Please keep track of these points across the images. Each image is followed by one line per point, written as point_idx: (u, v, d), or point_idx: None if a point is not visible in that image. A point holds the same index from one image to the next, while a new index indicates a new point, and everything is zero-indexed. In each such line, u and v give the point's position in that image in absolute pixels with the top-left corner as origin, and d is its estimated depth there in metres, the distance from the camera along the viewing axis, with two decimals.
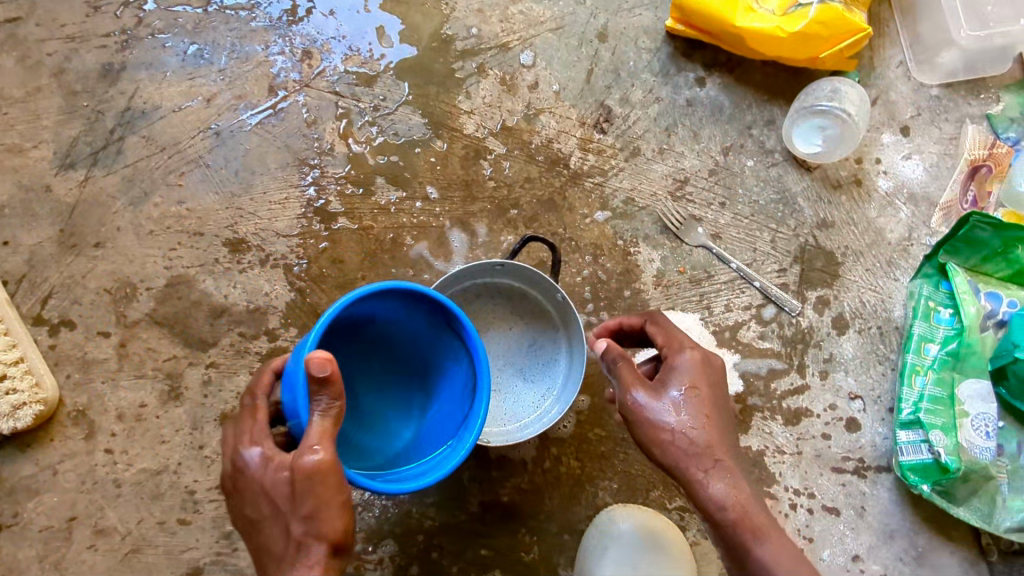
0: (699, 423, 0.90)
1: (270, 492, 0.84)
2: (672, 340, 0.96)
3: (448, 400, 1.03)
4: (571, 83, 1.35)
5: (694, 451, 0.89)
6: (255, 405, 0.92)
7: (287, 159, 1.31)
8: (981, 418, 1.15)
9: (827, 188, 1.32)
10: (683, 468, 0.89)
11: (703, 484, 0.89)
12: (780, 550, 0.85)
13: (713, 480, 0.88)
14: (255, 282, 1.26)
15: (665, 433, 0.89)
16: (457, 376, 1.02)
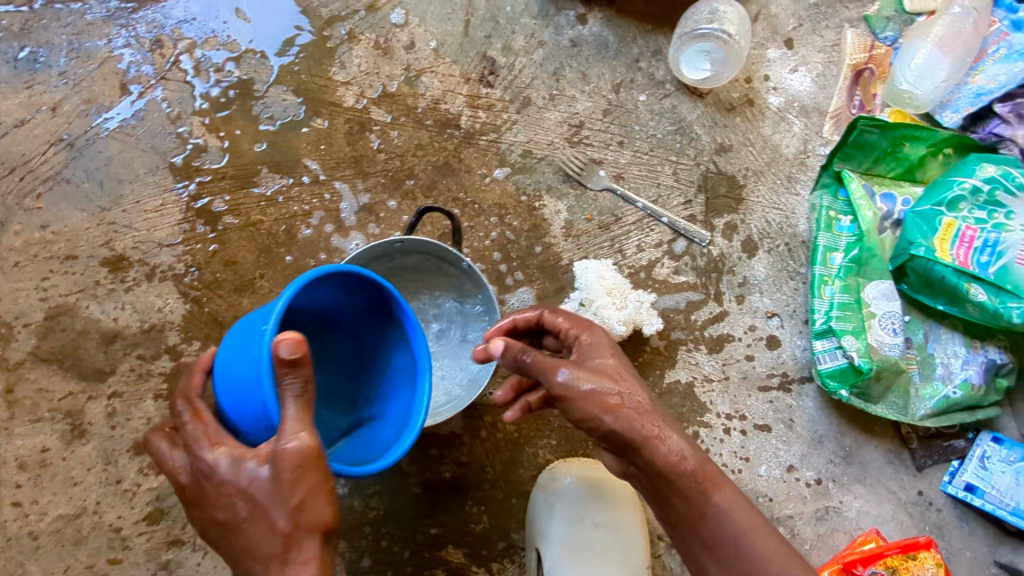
0: (632, 387, 0.89)
1: (250, 492, 0.75)
2: (579, 323, 0.96)
3: (399, 387, 0.94)
4: (448, 38, 1.28)
5: (638, 412, 0.87)
6: (198, 410, 0.83)
7: (156, 162, 1.21)
8: (888, 316, 1.19)
9: (721, 113, 1.31)
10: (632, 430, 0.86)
11: (652, 447, 0.86)
12: (735, 499, 0.87)
13: (668, 436, 0.87)
14: (145, 299, 1.18)
15: (612, 401, 0.86)
16: (401, 359, 0.94)
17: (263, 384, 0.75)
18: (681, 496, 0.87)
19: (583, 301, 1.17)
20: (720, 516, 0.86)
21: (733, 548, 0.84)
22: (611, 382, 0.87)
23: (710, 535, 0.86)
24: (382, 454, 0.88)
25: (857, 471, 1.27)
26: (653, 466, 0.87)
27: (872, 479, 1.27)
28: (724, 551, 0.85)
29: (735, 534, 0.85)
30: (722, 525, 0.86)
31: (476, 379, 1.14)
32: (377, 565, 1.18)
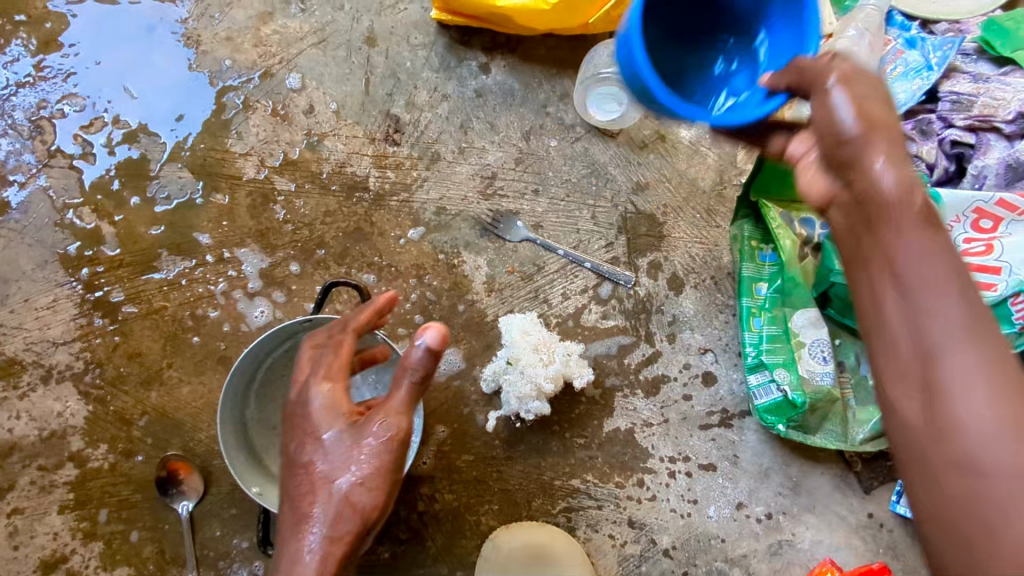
0: (903, 180, 0.66)
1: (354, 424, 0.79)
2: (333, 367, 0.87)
3: (778, 22, 0.85)
4: (349, 98, 1.24)
5: (908, 175, 0.66)
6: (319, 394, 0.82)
7: (44, 256, 1.14)
8: (817, 344, 1.17)
9: (634, 151, 1.29)
10: (860, 169, 0.67)
11: (890, 199, 0.65)
12: (968, 301, 0.58)
13: (901, 169, 0.66)
14: (43, 404, 1.10)
15: (877, 114, 0.68)
16: (719, 66, 0.92)
17: (644, 59, 0.82)
18: (933, 297, 0.59)
19: (510, 359, 1.13)
20: (926, 311, 0.59)
21: (934, 386, 0.57)
22: (879, 122, 0.68)
23: (941, 442, 0.56)
24: (705, 117, 0.82)
25: (807, 500, 1.25)
26: (867, 275, 0.65)
27: (822, 507, 1.25)
28: (953, 431, 0.55)
29: (939, 326, 0.58)
30: (919, 257, 0.61)
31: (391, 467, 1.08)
32: None
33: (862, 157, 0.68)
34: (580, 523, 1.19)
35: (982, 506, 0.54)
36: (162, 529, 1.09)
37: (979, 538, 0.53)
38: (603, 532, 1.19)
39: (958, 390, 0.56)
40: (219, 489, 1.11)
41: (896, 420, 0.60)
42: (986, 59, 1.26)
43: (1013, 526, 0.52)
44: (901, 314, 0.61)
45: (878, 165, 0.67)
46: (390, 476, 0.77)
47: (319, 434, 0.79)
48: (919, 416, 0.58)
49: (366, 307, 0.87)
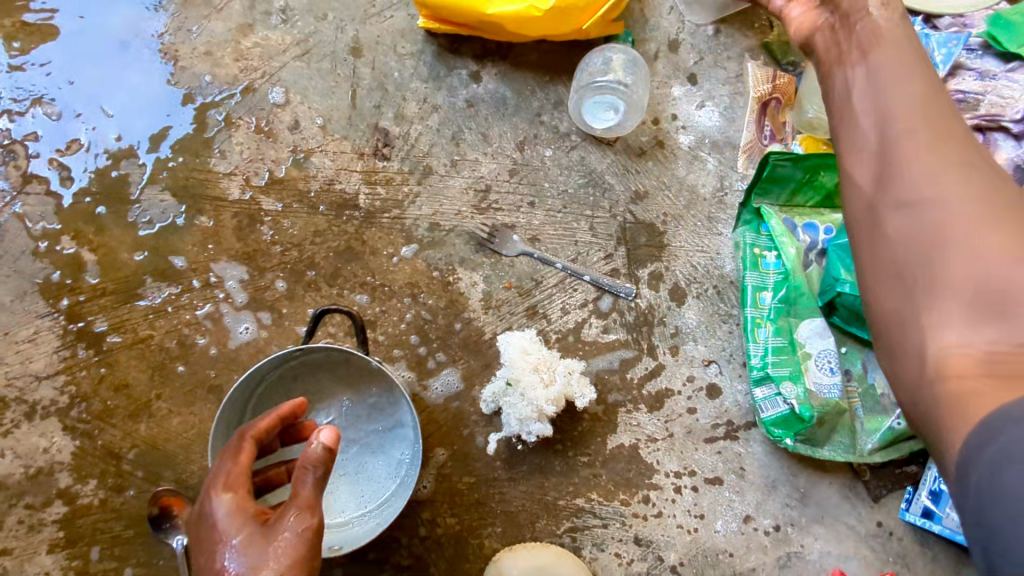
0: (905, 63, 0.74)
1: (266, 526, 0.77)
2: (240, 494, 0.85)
3: None
4: (335, 112, 1.20)
5: (927, 90, 0.71)
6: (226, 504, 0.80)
7: (24, 286, 1.09)
8: (823, 355, 1.15)
9: (631, 158, 1.26)
10: (852, 108, 0.75)
11: (891, 104, 0.72)
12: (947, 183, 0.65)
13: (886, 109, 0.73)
14: (28, 440, 1.06)
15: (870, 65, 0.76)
16: None
17: None
18: (926, 162, 0.66)
19: (509, 380, 1.09)
20: (907, 176, 0.67)
21: (905, 258, 0.65)
22: (903, 67, 0.74)
23: (914, 294, 0.64)
24: None
25: (815, 511, 1.22)
26: (861, 163, 0.72)
27: (831, 517, 1.22)
28: (915, 293, 0.64)
29: (909, 196, 0.66)
30: (900, 134, 0.69)
31: (390, 497, 1.06)
32: None
33: (860, 99, 0.75)
34: (586, 543, 1.16)
35: (925, 333, 0.62)
36: (157, 565, 1.06)
37: (917, 363, 0.62)
38: (610, 551, 1.16)
39: (913, 259, 0.64)
40: None
41: (883, 278, 0.67)
42: (992, 55, 1.21)
43: (981, 329, 0.59)
44: (911, 151, 0.68)
45: (869, 107, 0.73)
46: (307, 565, 0.75)
47: (227, 541, 0.76)
48: (883, 288, 0.67)
49: (267, 417, 0.87)
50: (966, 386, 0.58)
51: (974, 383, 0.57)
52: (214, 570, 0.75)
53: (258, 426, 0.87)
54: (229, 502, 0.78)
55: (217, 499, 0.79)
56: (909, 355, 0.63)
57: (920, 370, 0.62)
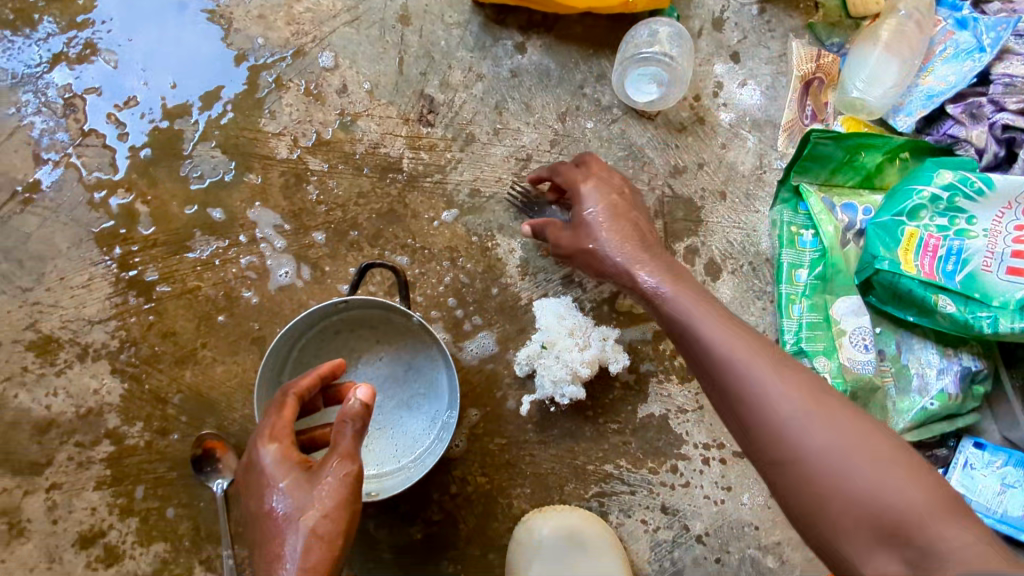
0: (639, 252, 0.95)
1: (310, 472, 0.79)
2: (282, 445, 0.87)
3: None
4: (382, 78, 1.22)
5: (653, 264, 0.94)
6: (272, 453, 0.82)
7: (79, 234, 1.13)
8: (858, 332, 1.15)
9: (671, 134, 1.27)
10: (620, 271, 0.95)
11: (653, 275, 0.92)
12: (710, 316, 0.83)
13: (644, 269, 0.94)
14: (79, 381, 1.10)
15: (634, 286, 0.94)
16: None
17: None
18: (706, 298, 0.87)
19: (545, 343, 1.12)
20: (708, 330, 0.80)
21: (730, 392, 0.76)
22: (620, 234, 0.96)
23: (755, 428, 0.74)
24: None
25: None
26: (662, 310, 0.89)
27: None
28: (762, 434, 0.73)
29: (721, 347, 0.78)
30: (679, 300, 0.87)
31: (424, 450, 1.09)
32: None
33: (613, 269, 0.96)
34: (613, 509, 1.19)
35: (782, 448, 0.72)
36: (198, 506, 1.10)
37: (790, 481, 0.71)
38: (636, 517, 1.19)
39: (743, 390, 0.75)
40: None
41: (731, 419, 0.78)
42: None
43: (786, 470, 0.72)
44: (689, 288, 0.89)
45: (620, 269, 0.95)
46: (350, 508, 0.78)
47: (275, 485, 0.79)
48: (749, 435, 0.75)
49: (308, 375, 0.88)
50: (836, 482, 0.68)
51: (842, 477, 0.68)
52: (264, 511, 0.78)
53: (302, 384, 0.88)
54: (276, 450, 0.80)
55: (264, 448, 0.81)
56: (784, 475, 0.72)
57: (798, 494, 0.71)
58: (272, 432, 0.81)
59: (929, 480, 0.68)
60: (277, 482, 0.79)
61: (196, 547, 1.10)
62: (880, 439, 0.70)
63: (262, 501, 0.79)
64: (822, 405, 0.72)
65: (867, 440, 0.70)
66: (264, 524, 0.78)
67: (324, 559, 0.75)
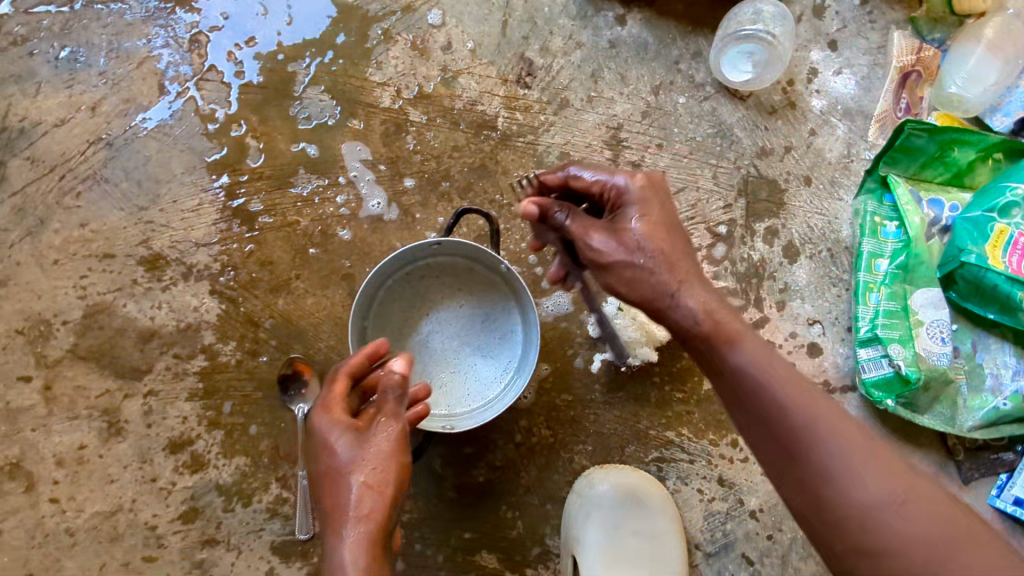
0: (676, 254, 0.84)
1: (359, 432, 0.82)
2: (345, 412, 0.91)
3: None
4: (486, 39, 1.27)
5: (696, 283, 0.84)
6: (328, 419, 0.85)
7: (193, 162, 1.21)
8: (935, 324, 1.16)
9: (762, 115, 1.29)
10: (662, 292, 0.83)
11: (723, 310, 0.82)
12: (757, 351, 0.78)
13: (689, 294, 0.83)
14: (182, 298, 1.18)
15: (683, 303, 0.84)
16: None
17: None
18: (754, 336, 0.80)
19: (620, 306, 1.19)
20: (753, 362, 0.77)
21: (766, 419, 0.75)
22: (667, 256, 0.84)
23: (800, 458, 0.72)
24: None
25: None
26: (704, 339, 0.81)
27: None
28: (824, 491, 0.71)
29: (762, 378, 0.76)
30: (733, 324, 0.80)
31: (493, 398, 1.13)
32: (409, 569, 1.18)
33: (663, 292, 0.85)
34: (671, 475, 1.21)
35: (825, 480, 0.70)
36: (279, 427, 1.16)
37: (833, 513, 0.70)
38: (693, 485, 1.21)
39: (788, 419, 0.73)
40: None
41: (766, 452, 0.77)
42: None
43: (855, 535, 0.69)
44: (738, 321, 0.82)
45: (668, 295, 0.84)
46: (395, 466, 0.79)
47: (328, 446, 0.82)
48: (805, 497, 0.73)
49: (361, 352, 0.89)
50: (876, 522, 0.67)
51: (883, 514, 0.67)
52: (322, 470, 0.82)
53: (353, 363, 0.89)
54: (328, 416, 0.84)
55: (319, 415, 0.85)
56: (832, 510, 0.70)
57: (839, 518, 0.69)
58: (324, 401, 0.85)
59: (978, 535, 0.66)
60: (335, 444, 0.82)
61: (273, 466, 1.16)
62: (925, 485, 0.69)
63: (324, 464, 0.82)
64: (895, 472, 0.69)
65: (917, 488, 0.69)
66: (327, 482, 0.81)
67: (382, 514, 0.77)
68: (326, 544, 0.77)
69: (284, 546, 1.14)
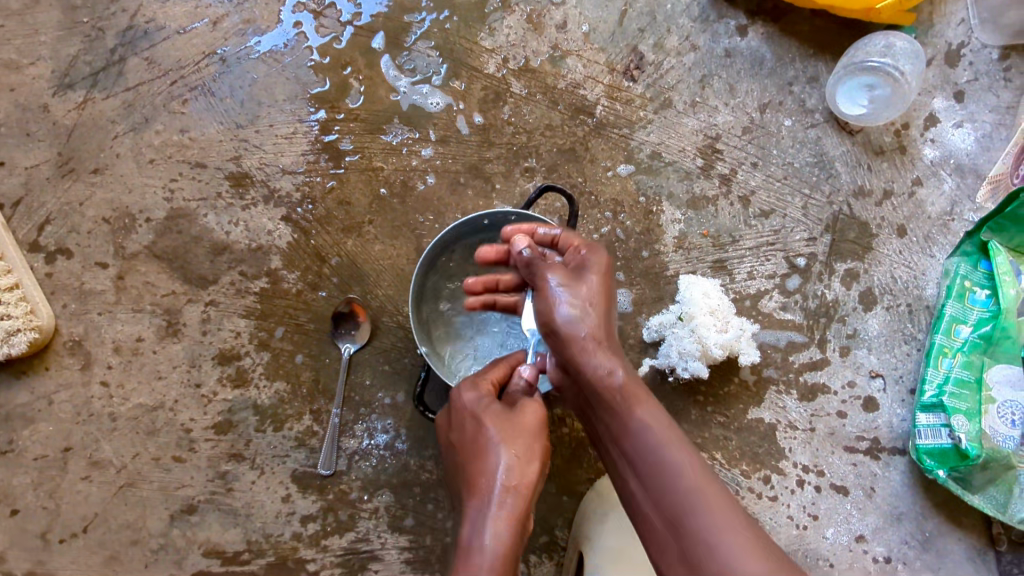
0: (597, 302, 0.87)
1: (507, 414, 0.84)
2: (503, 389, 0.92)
3: None
4: (602, 25, 1.26)
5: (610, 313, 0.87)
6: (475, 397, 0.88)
7: (296, 92, 1.24)
8: (1008, 405, 1.11)
9: (868, 154, 1.24)
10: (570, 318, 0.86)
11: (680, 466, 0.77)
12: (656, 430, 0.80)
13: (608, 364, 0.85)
14: (258, 220, 1.21)
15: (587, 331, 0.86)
16: None
17: None
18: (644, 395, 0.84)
19: (683, 315, 1.15)
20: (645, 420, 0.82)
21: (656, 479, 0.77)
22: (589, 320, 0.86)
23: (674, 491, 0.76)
24: None
25: (932, 559, 1.17)
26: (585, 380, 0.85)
27: (947, 572, 1.17)
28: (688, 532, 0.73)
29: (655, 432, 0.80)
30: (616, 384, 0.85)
31: None
32: (416, 527, 1.17)
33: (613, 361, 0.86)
34: None
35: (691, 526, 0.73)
36: (323, 362, 1.19)
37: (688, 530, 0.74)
38: None
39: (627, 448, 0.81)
40: (381, 343, 1.19)
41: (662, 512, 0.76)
42: None
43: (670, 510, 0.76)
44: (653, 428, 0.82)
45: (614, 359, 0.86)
46: (541, 457, 0.80)
47: (479, 416, 0.84)
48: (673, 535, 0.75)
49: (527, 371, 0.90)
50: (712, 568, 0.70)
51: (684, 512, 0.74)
52: (470, 442, 0.83)
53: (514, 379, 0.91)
54: (477, 395, 0.87)
55: (468, 391, 0.88)
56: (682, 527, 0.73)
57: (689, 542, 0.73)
58: (475, 380, 0.89)
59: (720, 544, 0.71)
60: (493, 429, 0.81)
61: (310, 398, 1.18)
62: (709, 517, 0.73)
63: (476, 437, 0.82)
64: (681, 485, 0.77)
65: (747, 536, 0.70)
66: (478, 452, 0.80)
67: (525, 507, 0.75)
68: (468, 511, 0.75)
69: (304, 477, 1.17)
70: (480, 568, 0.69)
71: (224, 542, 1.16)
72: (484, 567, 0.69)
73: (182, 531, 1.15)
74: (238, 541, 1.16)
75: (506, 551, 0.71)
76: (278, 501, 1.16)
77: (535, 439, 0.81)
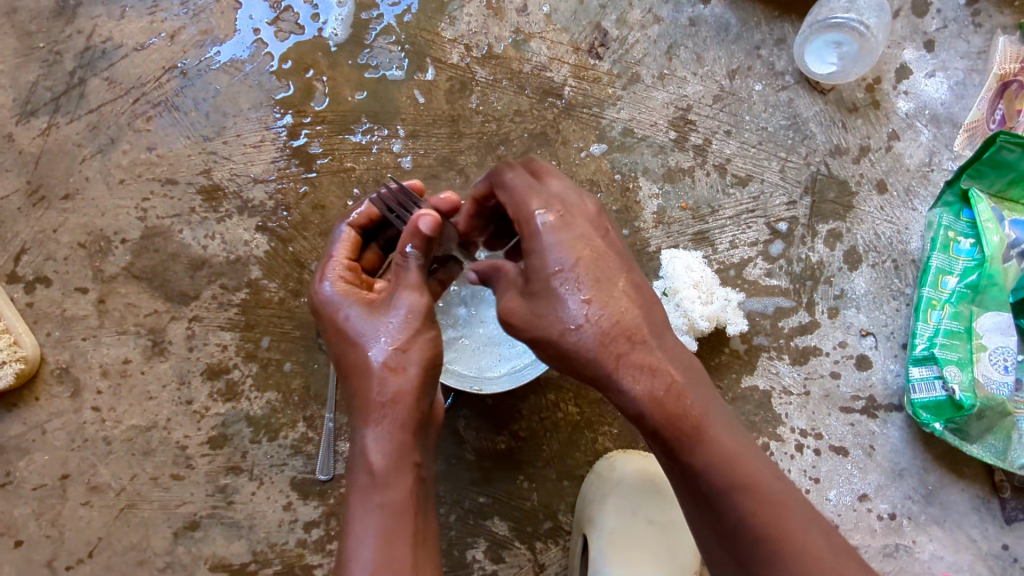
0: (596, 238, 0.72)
1: (375, 311, 0.83)
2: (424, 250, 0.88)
3: None
4: (562, 5, 1.25)
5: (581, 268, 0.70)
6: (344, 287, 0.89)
7: (260, 99, 1.23)
8: (999, 352, 1.11)
9: (841, 112, 1.23)
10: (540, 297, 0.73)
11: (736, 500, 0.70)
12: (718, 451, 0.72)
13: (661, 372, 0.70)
14: (234, 231, 1.20)
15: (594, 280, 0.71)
16: None
17: None
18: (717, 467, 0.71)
19: (667, 291, 1.14)
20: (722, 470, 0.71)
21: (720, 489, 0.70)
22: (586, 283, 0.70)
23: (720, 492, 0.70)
24: None
25: (936, 512, 1.17)
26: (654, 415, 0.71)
27: (952, 523, 1.17)
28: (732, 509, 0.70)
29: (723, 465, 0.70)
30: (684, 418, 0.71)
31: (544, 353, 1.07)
32: None
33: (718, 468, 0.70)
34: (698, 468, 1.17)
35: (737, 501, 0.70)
36: (312, 368, 1.18)
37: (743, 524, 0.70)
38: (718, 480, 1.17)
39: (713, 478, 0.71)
40: None
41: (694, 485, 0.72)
42: None
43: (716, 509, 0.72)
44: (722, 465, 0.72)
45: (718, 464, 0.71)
46: (422, 341, 0.80)
47: (343, 312, 0.85)
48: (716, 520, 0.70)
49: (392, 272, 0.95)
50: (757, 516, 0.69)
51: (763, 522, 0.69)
52: (344, 343, 0.83)
53: (400, 268, 0.86)
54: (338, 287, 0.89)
55: (326, 285, 0.90)
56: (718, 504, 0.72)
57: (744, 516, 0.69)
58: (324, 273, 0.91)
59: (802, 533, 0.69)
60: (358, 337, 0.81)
61: (302, 405, 1.18)
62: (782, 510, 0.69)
63: (345, 344, 0.83)
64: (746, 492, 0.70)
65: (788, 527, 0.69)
66: (350, 363, 0.82)
67: (409, 409, 0.78)
68: (354, 423, 0.79)
69: (303, 484, 1.17)
70: (371, 487, 0.75)
71: (230, 554, 1.16)
72: (370, 489, 0.74)
73: (187, 547, 1.16)
74: (244, 553, 1.16)
75: (389, 460, 0.76)
76: (280, 510, 1.16)
77: (416, 335, 0.80)
